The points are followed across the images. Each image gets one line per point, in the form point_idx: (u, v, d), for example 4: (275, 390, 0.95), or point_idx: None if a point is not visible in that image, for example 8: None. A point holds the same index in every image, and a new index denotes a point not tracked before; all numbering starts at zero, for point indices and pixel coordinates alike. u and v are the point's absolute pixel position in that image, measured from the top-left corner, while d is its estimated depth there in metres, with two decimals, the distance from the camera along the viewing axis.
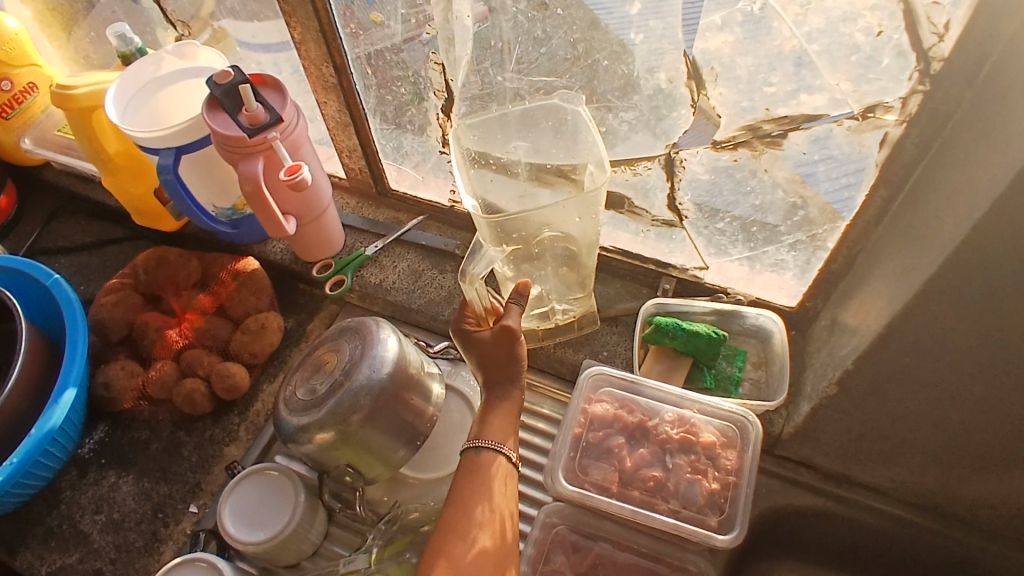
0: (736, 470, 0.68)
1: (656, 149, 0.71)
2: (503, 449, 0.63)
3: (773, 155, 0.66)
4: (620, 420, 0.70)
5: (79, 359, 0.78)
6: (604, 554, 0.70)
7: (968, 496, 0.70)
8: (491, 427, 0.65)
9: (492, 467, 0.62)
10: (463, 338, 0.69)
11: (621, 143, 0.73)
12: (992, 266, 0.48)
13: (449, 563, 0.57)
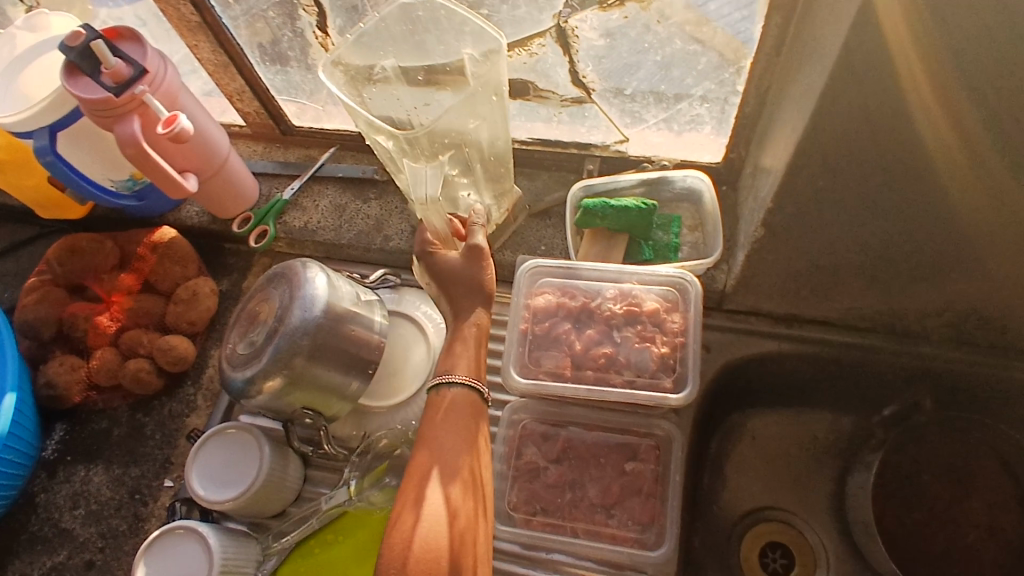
0: (682, 330, 0.69)
1: (543, 22, 0.68)
2: (473, 381, 0.60)
3: (662, 2, 0.63)
4: (563, 307, 0.70)
5: (12, 364, 0.76)
6: (572, 437, 0.72)
7: (911, 309, 0.72)
8: (458, 361, 0.61)
9: (460, 401, 0.59)
10: (430, 263, 0.66)
11: (507, 24, 0.69)
12: (883, 63, 0.46)
13: (424, 502, 0.53)
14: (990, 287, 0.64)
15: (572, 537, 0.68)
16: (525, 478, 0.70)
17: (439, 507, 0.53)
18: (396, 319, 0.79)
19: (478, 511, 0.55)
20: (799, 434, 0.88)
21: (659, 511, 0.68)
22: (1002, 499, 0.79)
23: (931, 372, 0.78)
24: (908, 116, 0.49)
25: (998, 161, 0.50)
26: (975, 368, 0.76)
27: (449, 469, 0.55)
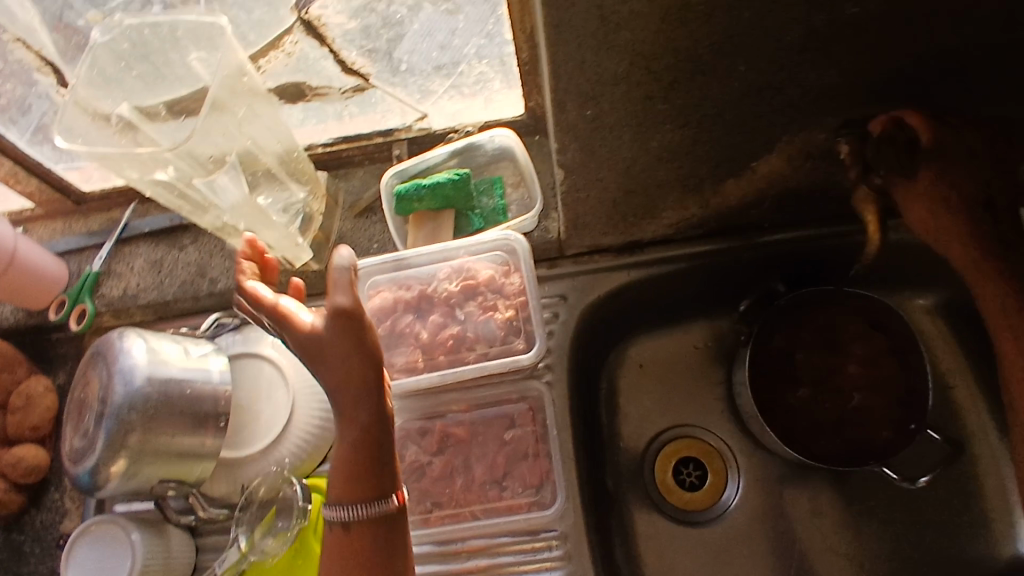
0: (521, 289, 0.68)
1: (285, 19, 0.69)
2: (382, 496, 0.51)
3: None
4: (401, 300, 0.69)
5: None
6: (449, 424, 0.71)
7: (734, 205, 0.73)
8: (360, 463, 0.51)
9: (375, 498, 0.51)
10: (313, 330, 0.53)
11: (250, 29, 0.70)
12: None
13: None
14: (789, 166, 0.66)
15: (474, 520, 0.69)
16: (413, 478, 0.70)
17: None
18: (245, 360, 0.76)
19: None
20: (681, 350, 0.90)
21: (545, 469, 0.69)
22: (868, 355, 0.83)
23: (772, 258, 0.81)
24: (637, 30, 0.47)
25: (737, 48, 0.50)
26: (811, 243, 0.78)
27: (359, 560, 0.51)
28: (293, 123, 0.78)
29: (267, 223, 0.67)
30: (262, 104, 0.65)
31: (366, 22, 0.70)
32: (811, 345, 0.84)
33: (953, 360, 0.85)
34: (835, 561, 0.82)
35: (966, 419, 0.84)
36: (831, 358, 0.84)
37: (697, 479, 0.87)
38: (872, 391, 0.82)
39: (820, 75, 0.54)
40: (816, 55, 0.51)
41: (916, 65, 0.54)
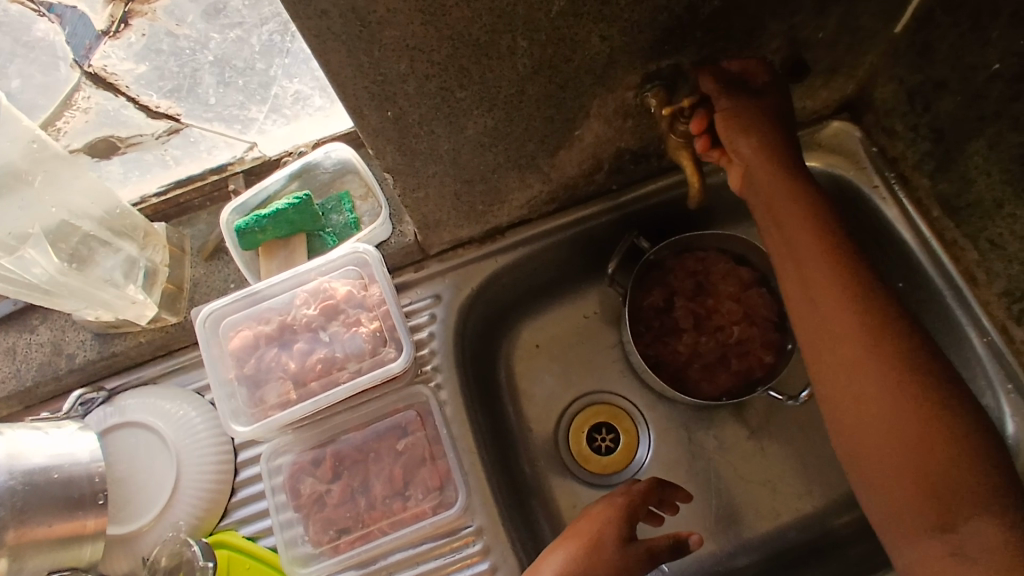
0: (381, 299, 0.68)
1: (71, 78, 0.79)
2: (624, 544, 0.65)
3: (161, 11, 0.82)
4: (261, 335, 0.67)
5: None
6: (341, 448, 0.70)
7: (576, 173, 0.74)
8: (603, 536, 0.66)
9: (609, 539, 0.65)
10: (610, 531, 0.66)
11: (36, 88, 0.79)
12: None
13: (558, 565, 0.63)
14: (610, 128, 0.68)
15: (384, 537, 0.67)
16: (315, 508, 0.68)
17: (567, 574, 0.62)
18: (125, 430, 0.74)
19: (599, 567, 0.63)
20: (570, 322, 0.91)
21: (444, 470, 0.69)
22: (741, 288, 0.86)
23: (631, 215, 0.83)
24: (400, 25, 0.47)
25: (510, 25, 0.51)
26: (659, 195, 0.81)
27: (590, 560, 0.63)
28: (116, 180, 0.77)
29: (97, 287, 0.66)
30: (69, 170, 0.63)
31: (157, 64, 0.80)
32: (687, 287, 0.87)
33: None
34: (753, 490, 0.85)
35: None
36: (707, 297, 0.87)
37: (611, 442, 0.89)
38: (750, 319, 0.85)
39: (603, 36, 0.55)
40: (592, 17, 0.53)
41: (687, 16, 0.57)
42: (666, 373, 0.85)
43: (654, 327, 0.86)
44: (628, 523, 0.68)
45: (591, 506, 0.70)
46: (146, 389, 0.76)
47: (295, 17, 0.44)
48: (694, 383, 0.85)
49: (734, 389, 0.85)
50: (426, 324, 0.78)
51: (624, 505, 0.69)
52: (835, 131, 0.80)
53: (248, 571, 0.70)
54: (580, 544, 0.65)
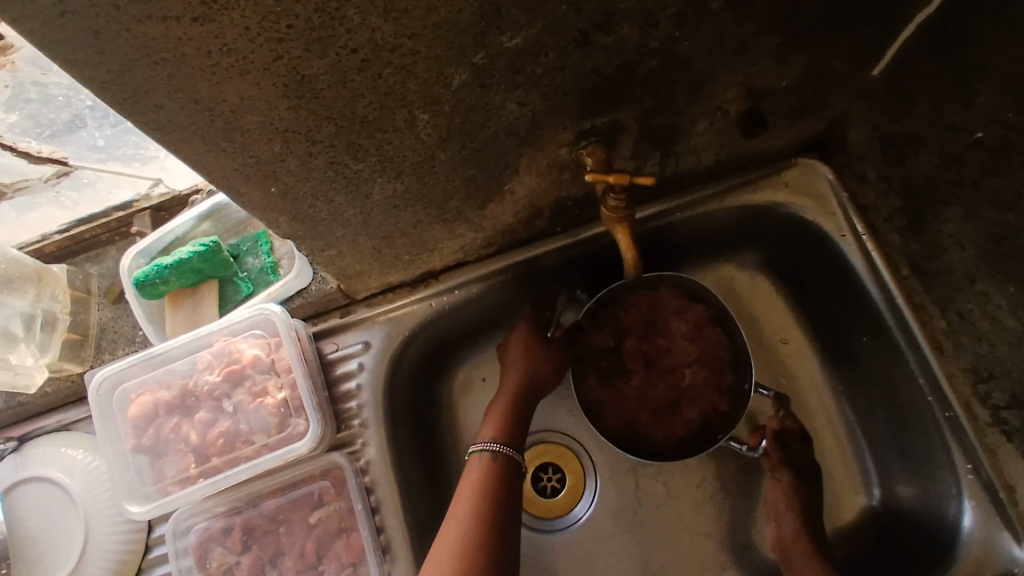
0: (291, 364, 0.63)
1: None
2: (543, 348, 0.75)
3: None
4: (160, 403, 0.62)
5: None
6: (253, 516, 0.66)
7: (513, 222, 0.68)
8: (536, 367, 0.73)
9: (539, 366, 0.73)
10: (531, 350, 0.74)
11: None
12: (178, 87, 0.36)
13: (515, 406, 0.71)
14: (545, 180, 0.61)
15: None
16: None
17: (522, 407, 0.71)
18: (31, 484, 0.70)
19: (538, 396, 0.74)
20: None
21: (358, 545, 0.65)
22: (693, 328, 0.80)
23: (580, 256, 0.76)
24: (263, 111, 0.40)
25: (401, 100, 0.43)
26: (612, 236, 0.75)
27: (532, 399, 0.73)
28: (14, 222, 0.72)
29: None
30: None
31: (30, 114, 0.68)
32: (634, 327, 0.81)
33: (779, 316, 0.85)
34: (701, 542, 0.82)
35: (801, 373, 0.83)
36: (655, 337, 0.81)
37: (557, 483, 0.85)
38: (702, 363, 0.80)
39: (520, 102, 0.48)
40: (504, 86, 0.45)
41: (620, 76, 0.49)
42: (609, 422, 0.80)
43: (598, 371, 0.81)
44: (536, 334, 0.75)
45: (511, 345, 0.75)
46: (57, 437, 0.72)
47: (125, 114, 0.37)
48: (641, 433, 0.81)
49: (683, 439, 0.81)
50: (355, 374, 0.72)
51: (530, 334, 0.75)
52: (801, 171, 0.76)
53: None
54: (520, 380, 0.72)
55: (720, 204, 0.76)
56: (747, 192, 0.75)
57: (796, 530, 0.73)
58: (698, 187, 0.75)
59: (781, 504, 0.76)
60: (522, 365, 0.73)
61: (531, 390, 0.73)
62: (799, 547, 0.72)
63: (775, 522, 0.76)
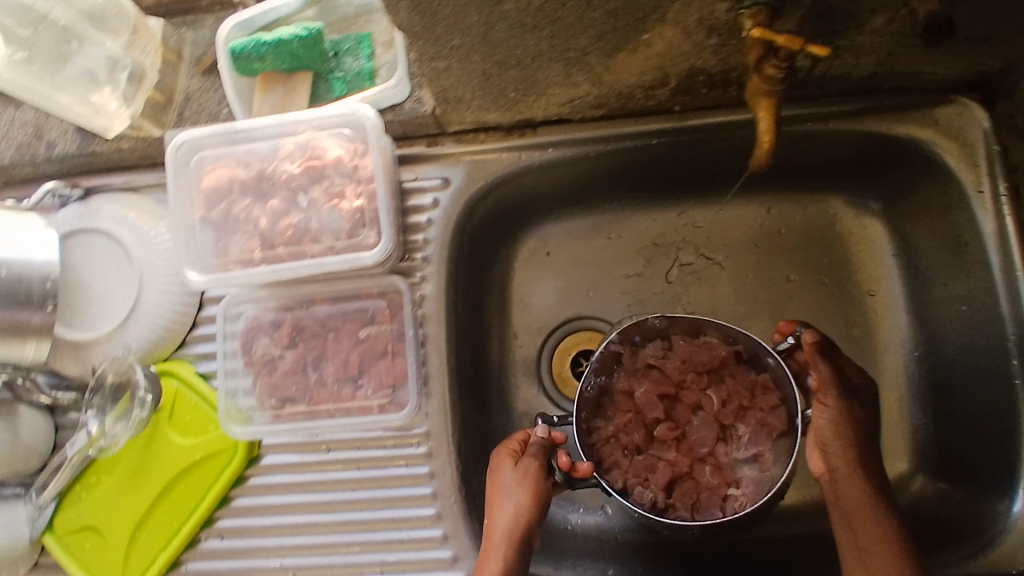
0: (372, 174, 0.60)
1: None
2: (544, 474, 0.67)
3: None
4: (236, 181, 0.60)
5: None
6: (304, 317, 0.66)
7: (633, 85, 0.62)
8: (535, 493, 0.66)
9: (537, 493, 0.66)
10: (525, 479, 0.66)
11: None
12: None
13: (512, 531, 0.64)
14: (687, 41, 0.55)
15: (326, 419, 0.65)
16: (264, 372, 0.65)
17: (519, 538, 0.64)
18: (93, 236, 0.70)
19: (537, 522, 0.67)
20: (591, 238, 0.84)
21: (401, 371, 0.65)
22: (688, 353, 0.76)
23: (688, 146, 0.71)
24: None
25: None
26: (730, 132, 0.69)
27: (533, 523, 0.66)
28: None
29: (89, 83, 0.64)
30: None
31: None
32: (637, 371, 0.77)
33: (873, 263, 0.80)
34: None
35: (880, 327, 0.79)
36: (667, 382, 0.77)
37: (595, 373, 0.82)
38: (725, 387, 0.76)
39: None
40: None
41: None
42: (682, 509, 0.72)
43: (630, 445, 0.75)
44: (517, 474, 0.66)
45: (499, 473, 0.67)
46: (127, 198, 0.71)
47: None
48: (725, 498, 0.72)
49: (775, 473, 0.71)
50: (427, 209, 0.70)
51: (534, 463, 0.67)
52: (958, 110, 0.68)
53: (193, 406, 0.69)
54: (521, 506, 0.65)
55: (855, 127, 0.69)
56: (891, 120, 0.68)
57: (846, 466, 0.68)
58: (838, 101, 0.68)
59: (828, 434, 0.70)
60: (517, 494, 0.66)
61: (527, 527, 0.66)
62: (849, 485, 0.68)
63: (820, 451, 0.70)
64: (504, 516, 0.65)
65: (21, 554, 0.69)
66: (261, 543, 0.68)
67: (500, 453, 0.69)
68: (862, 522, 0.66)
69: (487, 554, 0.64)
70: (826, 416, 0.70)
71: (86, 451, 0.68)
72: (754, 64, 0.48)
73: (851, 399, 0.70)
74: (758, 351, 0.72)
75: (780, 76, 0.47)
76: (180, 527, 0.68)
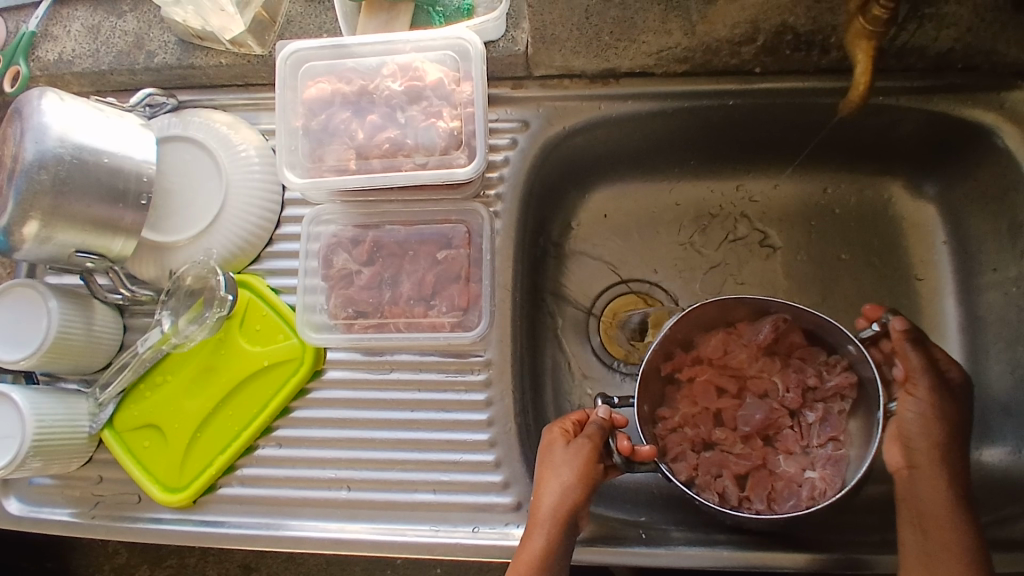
0: (470, 99, 0.63)
1: None
2: (596, 460, 0.62)
3: None
4: (339, 93, 0.64)
5: None
6: (383, 237, 0.69)
7: (721, 38, 0.65)
8: (583, 477, 0.61)
9: (586, 478, 0.61)
10: (576, 461, 0.61)
11: None
12: None
13: (553, 513, 0.60)
14: None
15: (395, 333, 0.67)
16: (341, 285, 0.68)
17: (560, 521, 0.59)
18: (180, 144, 0.72)
19: (583, 509, 0.61)
20: (647, 204, 0.85)
21: (474, 293, 0.67)
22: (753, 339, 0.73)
23: (762, 110, 0.73)
24: None
25: None
26: (806, 98, 0.71)
27: (578, 509, 0.61)
28: None
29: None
30: None
31: None
32: (701, 363, 0.75)
33: (924, 250, 0.81)
34: None
35: (929, 311, 0.80)
36: (731, 373, 0.75)
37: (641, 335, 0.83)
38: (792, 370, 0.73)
39: None
40: None
41: None
42: (759, 503, 0.69)
43: (697, 440, 0.73)
44: (568, 455, 0.61)
45: (550, 452, 0.62)
46: (214, 113, 0.74)
47: None
48: (801, 484, 0.69)
49: (854, 454, 0.69)
50: (503, 148, 0.72)
51: (588, 446, 0.62)
52: None
53: (263, 317, 0.71)
54: (566, 488, 0.60)
55: (923, 104, 0.71)
56: (960, 102, 0.70)
57: (931, 464, 0.61)
58: (910, 77, 0.71)
59: (916, 430, 0.62)
60: (565, 477, 0.60)
61: (572, 511, 0.60)
62: (928, 483, 0.61)
63: (902, 446, 0.63)
64: (550, 494, 0.60)
65: (78, 449, 0.69)
66: (317, 454, 0.68)
67: (554, 430, 0.64)
68: (937, 527, 0.59)
69: (530, 530, 0.60)
70: (913, 409, 0.63)
71: (158, 348, 0.69)
72: (859, 9, 0.55)
73: (945, 392, 0.62)
74: (827, 334, 0.70)
75: (883, 19, 0.54)
76: (242, 433, 0.68)
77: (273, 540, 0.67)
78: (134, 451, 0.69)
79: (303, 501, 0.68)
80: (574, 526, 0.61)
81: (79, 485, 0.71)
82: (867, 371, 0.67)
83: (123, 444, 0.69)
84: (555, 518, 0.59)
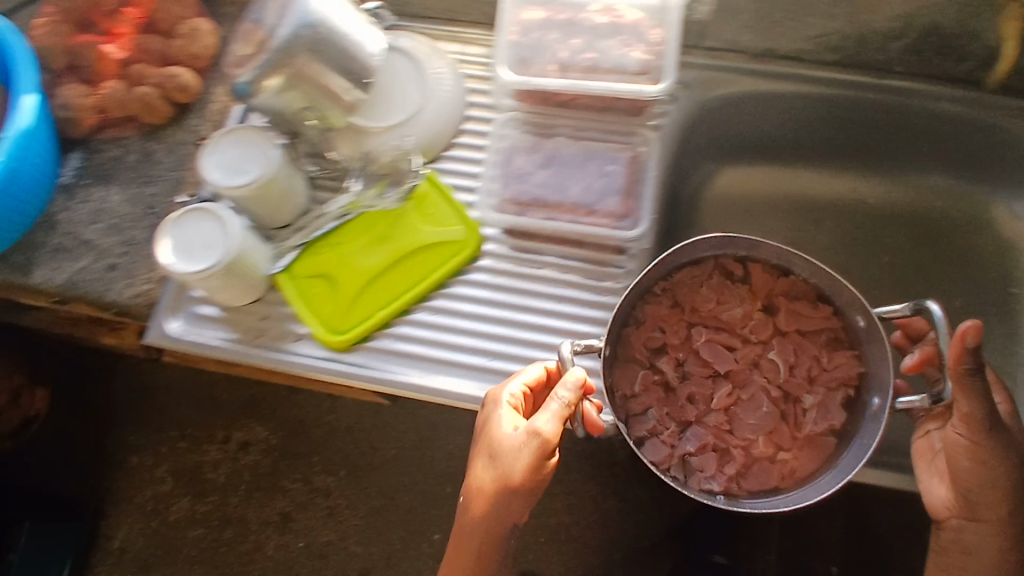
0: (662, 39, 0.74)
1: None
2: (540, 454, 0.61)
3: None
4: (550, 20, 0.76)
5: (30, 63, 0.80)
6: (559, 147, 0.79)
7: (878, 27, 0.78)
8: (502, 480, 0.61)
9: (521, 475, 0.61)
10: (513, 456, 0.61)
11: None
12: None
13: (485, 501, 0.62)
14: None
15: (560, 222, 0.77)
16: (514, 181, 0.78)
17: (496, 509, 0.63)
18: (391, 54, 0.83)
19: (537, 491, 0.63)
20: (767, 190, 0.94)
21: (633, 206, 0.76)
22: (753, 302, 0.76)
23: (898, 102, 0.83)
24: None
25: None
26: (938, 96, 0.82)
27: (519, 503, 0.62)
28: None
29: None
30: None
31: None
32: (701, 320, 0.76)
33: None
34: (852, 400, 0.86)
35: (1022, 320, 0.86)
36: (723, 332, 0.76)
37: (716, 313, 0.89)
38: (790, 346, 0.74)
39: None
40: None
41: None
42: (729, 475, 0.69)
43: (662, 399, 0.73)
44: (506, 446, 0.62)
45: (495, 435, 0.64)
46: (422, 38, 0.86)
47: None
48: (773, 462, 0.70)
49: (840, 448, 0.69)
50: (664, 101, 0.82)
51: (539, 441, 0.61)
52: None
53: (432, 203, 0.81)
54: (502, 482, 0.61)
55: None
56: None
57: (989, 521, 0.65)
58: None
59: (971, 480, 0.64)
60: (495, 473, 0.62)
61: (508, 505, 0.62)
62: (985, 538, 0.65)
63: (957, 492, 0.66)
64: (481, 480, 0.63)
65: (255, 283, 0.77)
66: (467, 325, 0.76)
67: (493, 401, 0.66)
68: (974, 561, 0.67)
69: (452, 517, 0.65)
70: (961, 458, 0.64)
71: (348, 210, 0.79)
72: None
73: (1001, 437, 0.62)
74: (829, 288, 0.72)
75: None
76: (411, 289, 0.77)
77: (414, 389, 0.73)
78: (300, 296, 0.77)
79: (445, 361, 0.74)
80: (518, 515, 0.63)
81: (244, 317, 0.79)
82: (875, 343, 0.68)
83: (294, 288, 0.77)
84: (490, 508, 0.62)
